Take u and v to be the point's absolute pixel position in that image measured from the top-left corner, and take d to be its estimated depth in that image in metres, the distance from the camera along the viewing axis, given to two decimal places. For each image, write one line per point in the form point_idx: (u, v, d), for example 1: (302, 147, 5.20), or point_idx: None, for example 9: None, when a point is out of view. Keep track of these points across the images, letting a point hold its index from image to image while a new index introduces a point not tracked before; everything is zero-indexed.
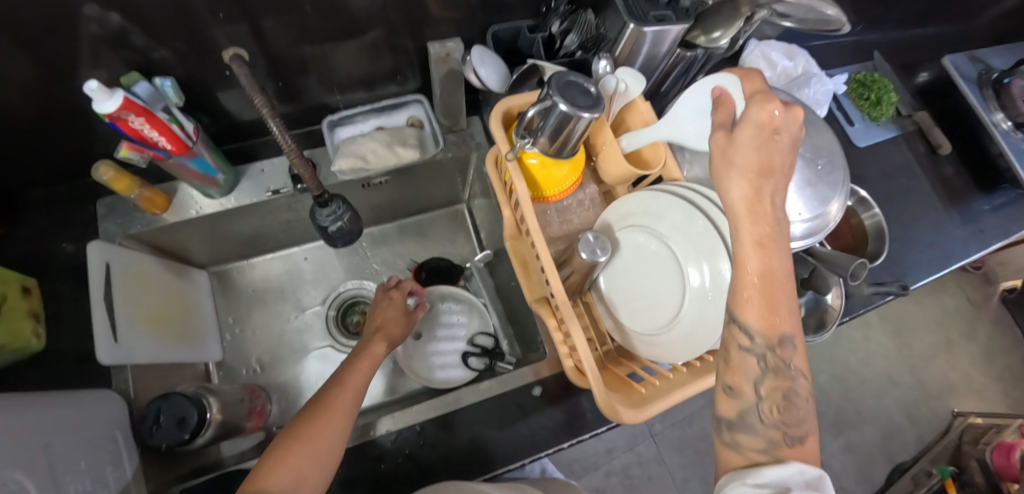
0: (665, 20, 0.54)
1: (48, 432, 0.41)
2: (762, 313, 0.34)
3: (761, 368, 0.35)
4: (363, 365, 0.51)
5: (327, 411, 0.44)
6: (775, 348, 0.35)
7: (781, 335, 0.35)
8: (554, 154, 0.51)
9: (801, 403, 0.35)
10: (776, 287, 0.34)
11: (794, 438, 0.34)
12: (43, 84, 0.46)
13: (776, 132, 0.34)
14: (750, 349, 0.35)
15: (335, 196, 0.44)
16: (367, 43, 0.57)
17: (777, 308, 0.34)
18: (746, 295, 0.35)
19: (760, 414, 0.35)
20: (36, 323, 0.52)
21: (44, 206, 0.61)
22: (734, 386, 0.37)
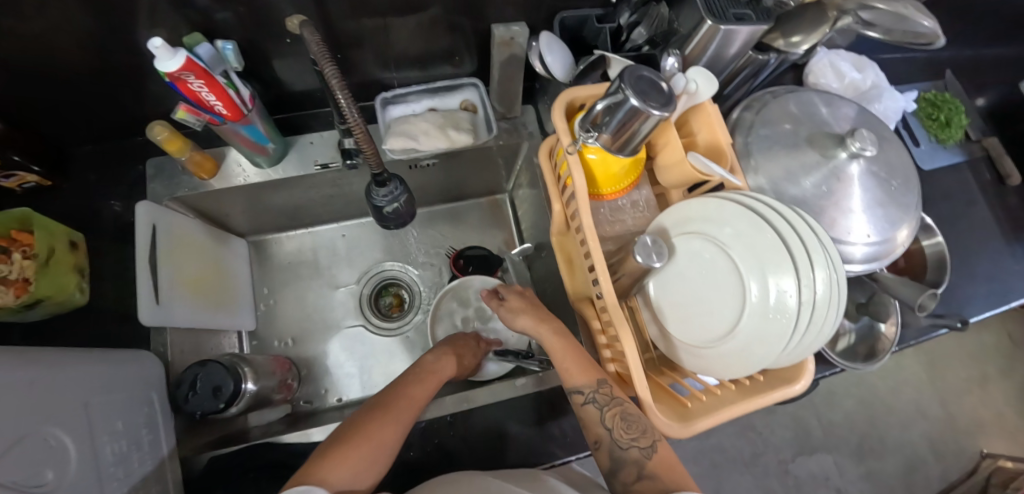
0: (745, 20, 0.51)
1: (89, 391, 0.41)
2: (576, 370, 0.50)
3: (601, 412, 0.47)
4: (426, 382, 0.51)
5: (391, 415, 0.44)
6: (599, 390, 0.48)
7: (597, 377, 0.48)
8: (616, 151, 0.49)
9: (635, 417, 0.47)
10: (574, 352, 0.51)
11: (645, 448, 0.46)
12: (102, 39, 0.46)
13: (525, 292, 0.60)
14: (586, 399, 0.48)
15: (393, 175, 0.42)
16: (426, 20, 0.55)
17: (582, 362, 0.50)
18: (566, 367, 0.50)
19: (617, 441, 0.47)
20: (82, 277, 0.54)
21: (93, 162, 0.61)
22: (598, 438, 0.48)
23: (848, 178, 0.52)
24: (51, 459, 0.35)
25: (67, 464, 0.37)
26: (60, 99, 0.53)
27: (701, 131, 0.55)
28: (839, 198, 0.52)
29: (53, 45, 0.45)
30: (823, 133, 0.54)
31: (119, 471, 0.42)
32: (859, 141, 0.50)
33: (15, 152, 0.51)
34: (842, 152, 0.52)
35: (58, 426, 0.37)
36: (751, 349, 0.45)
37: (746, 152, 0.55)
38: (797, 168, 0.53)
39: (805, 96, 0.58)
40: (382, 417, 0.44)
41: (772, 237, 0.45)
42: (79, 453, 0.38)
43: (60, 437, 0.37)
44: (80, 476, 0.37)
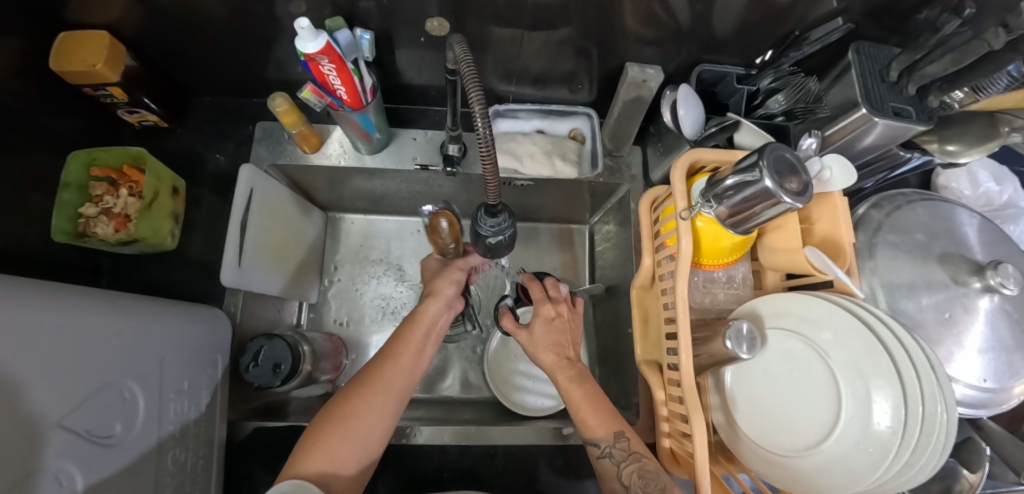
0: (903, 116, 0.47)
1: (165, 345, 0.42)
2: (596, 422, 0.42)
3: (614, 465, 0.41)
4: (413, 338, 0.47)
5: (373, 393, 0.43)
6: (618, 443, 0.41)
7: (617, 430, 0.42)
8: (729, 226, 0.46)
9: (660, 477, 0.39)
10: (597, 403, 0.43)
11: None
12: (248, 4, 0.47)
13: (558, 317, 0.51)
14: (603, 453, 0.41)
15: (506, 208, 0.41)
16: (555, 39, 0.53)
17: (603, 411, 0.43)
18: (581, 418, 0.43)
19: None
20: (175, 223, 0.56)
21: (207, 114, 0.64)
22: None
23: (973, 312, 0.47)
24: (122, 411, 0.36)
25: (136, 418, 0.37)
26: (197, 52, 0.55)
27: (821, 220, 0.51)
28: (958, 329, 0.47)
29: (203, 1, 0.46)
30: (959, 255, 0.49)
31: (176, 431, 0.42)
32: (1000, 275, 0.44)
33: (143, 92, 0.54)
34: (975, 281, 0.46)
35: (134, 378, 0.37)
36: (838, 469, 0.41)
37: (867, 253, 0.51)
38: (919, 284, 0.49)
39: (940, 207, 0.53)
40: (362, 402, 0.42)
41: (887, 361, 0.40)
42: (147, 407, 0.39)
43: (134, 390, 0.37)
44: (144, 429, 0.38)
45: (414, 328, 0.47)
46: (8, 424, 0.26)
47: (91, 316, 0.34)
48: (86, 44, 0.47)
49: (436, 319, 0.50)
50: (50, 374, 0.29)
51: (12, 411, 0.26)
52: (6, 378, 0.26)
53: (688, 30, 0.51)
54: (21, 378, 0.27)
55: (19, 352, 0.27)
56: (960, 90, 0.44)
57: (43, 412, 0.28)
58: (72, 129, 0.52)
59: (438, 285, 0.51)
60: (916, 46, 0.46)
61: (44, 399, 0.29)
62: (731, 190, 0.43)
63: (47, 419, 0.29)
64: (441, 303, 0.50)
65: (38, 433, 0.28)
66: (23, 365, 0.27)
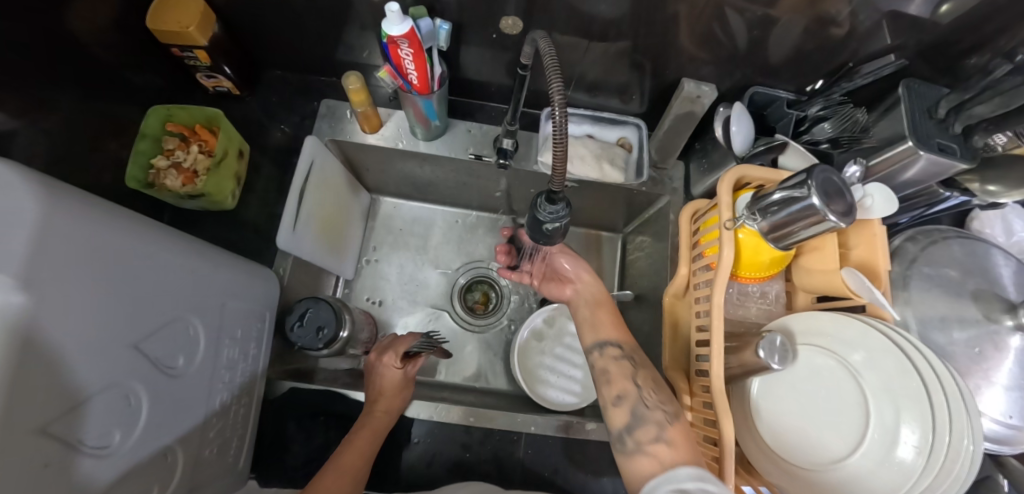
0: (947, 152, 0.49)
1: (225, 293, 0.44)
2: (611, 329, 0.52)
3: (630, 368, 0.48)
4: (360, 441, 0.47)
5: (371, 419, 0.49)
6: (630, 352, 0.50)
7: (628, 343, 0.51)
8: (770, 241, 0.48)
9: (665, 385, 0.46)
10: (615, 319, 0.54)
11: (673, 415, 0.42)
12: None
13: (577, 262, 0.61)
14: (621, 356, 0.49)
15: (565, 197, 0.43)
16: (617, 51, 0.56)
17: (618, 325, 0.53)
18: (605, 325, 0.53)
19: (643, 404, 0.44)
20: (237, 185, 0.58)
21: (274, 87, 0.67)
22: (622, 394, 0.46)
23: (1004, 349, 0.48)
24: (185, 346, 0.38)
25: (195, 354, 0.39)
26: (277, 28, 0.58)
27: (859, 246, 0.52)
28: (989, 366, 0.48)
29: None
30: (993, 293, 0.50)
31: (226, 375, 0.44)
32: None
33: (223, 60, 0.57)
34: (1008, 319, 0.48)
35: (199, 317, 0.39)
36: (854, 486, 0.43)
37: (902, 283, 0.52)
38: (951, 317, 0.50)
39: (978, 247, 0.55)
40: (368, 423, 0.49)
41: (917, 386, 0.42)
42: (205, 347, 0.41)
43: (197, 328, 0.39)
44: (198, 368, 0.40)
45: (362, 433, 0.47)
46: (97, 338, 0.28)
47: (174, 251, 0.36)
48: (180, 8, 0.50)
49: (385, 421, 0.50)
50: (136, 298, 0.31)
51: (100, 327, 0.28)
52: (108, 293, 0.28)
53: (743, 53, 0.54)
54: (112, 298, 0.29)
55: (113, 272, 0.29)
56: (1004, 133, 0.46)
57: (123, 334, 0.30)
58: (152, 86, 0.55)
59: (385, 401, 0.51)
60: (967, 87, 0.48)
61: (126, 322, 0.30)
62: (775, 205, 0.45)
63: (127, 339, 0.31)
64: (385, 410, 0.50)
65: (117, 352, 0.30)
66: (115, 286, 0.29)
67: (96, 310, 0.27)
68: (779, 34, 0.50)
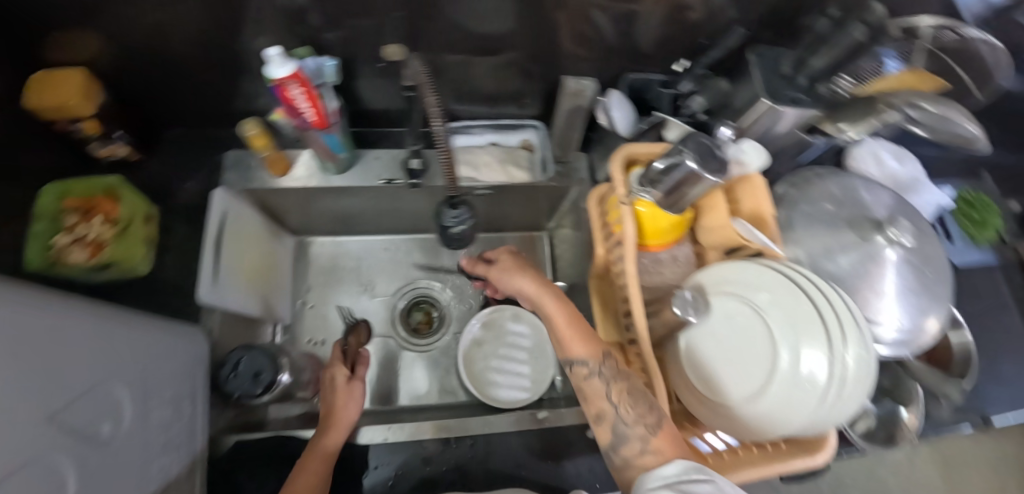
0: (800, 103, 0.56)
1: (147, 354, 0.43)
2: (580, 343, 0.48)
3: (603, 384, 0.45)
4: (313, 466, 0.46)
5: (328, 430, 0.49)
6: (603, 362, 0.46)
7: (602, 350, 0.47)
8: (666, 208, 0.53)
9: (643, 392, 0.44)
10: (576, 322, 0.49)
11: (653, 425, 0.42)
12: (217, 35, 0.51)
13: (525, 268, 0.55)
14: (592, 372, 0.46)
15: (465, 200, 0.46)
16: (502, 62, 0.60)
17: (586, 336, 0.48)
18: (567, 335, 0.49)
19: (625, 421, 0.43)
20: (149, 249, 0.58)
21: (175, 147, 0.67)
22: (601, 413, 0.45)
23: (882, 263, 0.53)
24: (111, 411, 0.37)
25: (122, 420, 0.38)
26: (172, 88, 0.59)
27: (746, 199, 0.58)
28: (872, 281, 0.53)
29: (176, 38, 0.50)
30: (862, 217, 0.56)
31: (159, 437, 0.43)
32: (897, 229, 0.52)
33: (116, 126, 0.57)
34: (878, 237, 0.53)
35: (121, 381, 0.38)
36: (779, 414, 0.46)
37: (788, 225, 0.59)
38: (834, 246, 0.55)
39: (849, 180, 0.61)
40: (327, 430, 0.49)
41: (808, 307, 0.47)
42: (131, 412, 0.39)
43: (120, 391, 0.38)
44: (128, 434, 0.39)
45: (314, 454, 0.47)
46: (17, 409, 0.27)
47: (83, 317, 0.36)
48: (58, 82, 0.50)
49: (339, 438, 0.49)
50: (50, 367, 0.31)
51: (18, 399, 0.27)
52: (19, 364, 0.28)
53: (615, 46, 0.59)
54: (25, 368, 0.28)
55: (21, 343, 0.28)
56: (841, 75, 0.54)
57: (43, 404, 0.30)
58: (41, 163, 0.54)
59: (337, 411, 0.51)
60: (801, 45, 0.55)
61: (43, 393, 0.30)
62: (661, 174, 0.50)
63: (46, 410, 0.30)
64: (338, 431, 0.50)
65: (41, 422, 0.29)
66: (26, 357, 0.28)
67: (13, 380, 0.27)
68: (641, 25, 0.56)
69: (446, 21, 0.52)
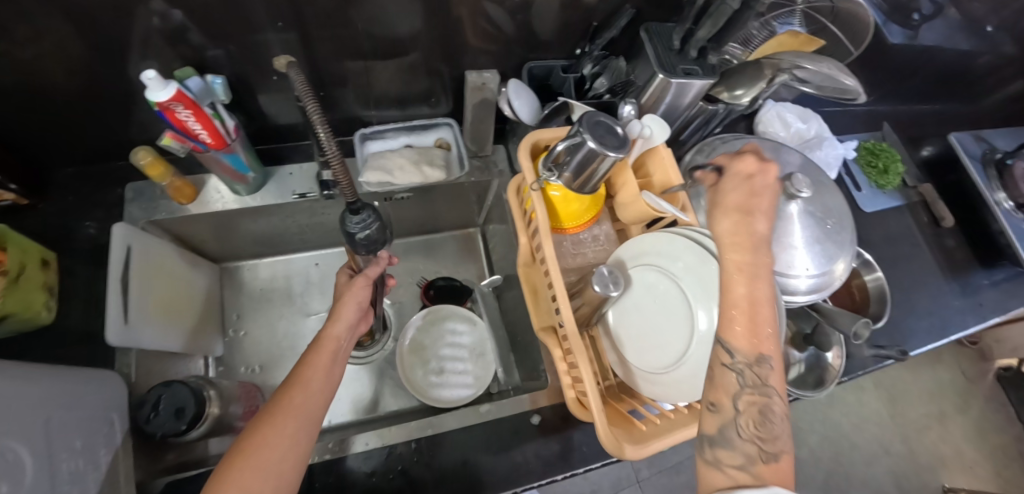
0: (692, 75, 0.58)
1: (47, 406, 0.41)
2: (746, 331, 0.33)
3: (740, 384, 0.33)
4: (317, 360, 0.48)
5: (314, 357, 0.48)
6: (757, 370, 0.32)
7: (762, 355, 0.32)
8: (576, 189, 0.54)
9: (778, 419, 0.32)
10: (756, 311, 0.33)
11: (771, 455, 0.31)
12: (91, 63, 0.48)
13: (755, 180, 0.36)
14: (732, 366, 0.33)
15: (366, 205, 0.46)
16: (403, 63, 0.60)
17: (760, 326, 0.33)
18: (732, 317, 0.33)
19: (738, 428, 0.32)
20: (50, 295, 0.55)
21: (72, 187, 0.63)
22: (715, 402, 0.34)
23: (787, 217, 0.57)
24: (9, 471, 0.35)
25: (23, 479, 0.36)
26: (56, 123, 0.56)
27: (656, 172, 0.60)
28: (779, 235, 0.56)
29: (44, 71, 0.48)
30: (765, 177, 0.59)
31: (72, 490, 0.41)
32: (795, 184, 0.55)
33: None
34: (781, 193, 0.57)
35: (17, 439, 0.36)
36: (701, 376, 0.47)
37: (696, 193, 0.61)
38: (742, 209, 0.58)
39: (750, 142, 0.65)
40: (267, 430, 0.41)
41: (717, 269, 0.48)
42: (33, 469, 0.37)
43: (18, 450, 0.36)
44: (31, 491, 0.36)
45: (318, 351, 0.49)
46: None
47: None
48: None
49: (342, 342, 0.52)
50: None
51: None
52: None
53: (515, 37, 0.60)
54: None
55: None
56: (728, 42, 0.56)
57: None
58: None
59: (341, 306, 0.53)
60: (685, 19, 0.58)
61: None
62: (566, 156, 0.51)
63: None
64: (346, 325, 0.52)
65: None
66: None
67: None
68: (537, 14, 0.57)
69: (336, 27, 0.51)
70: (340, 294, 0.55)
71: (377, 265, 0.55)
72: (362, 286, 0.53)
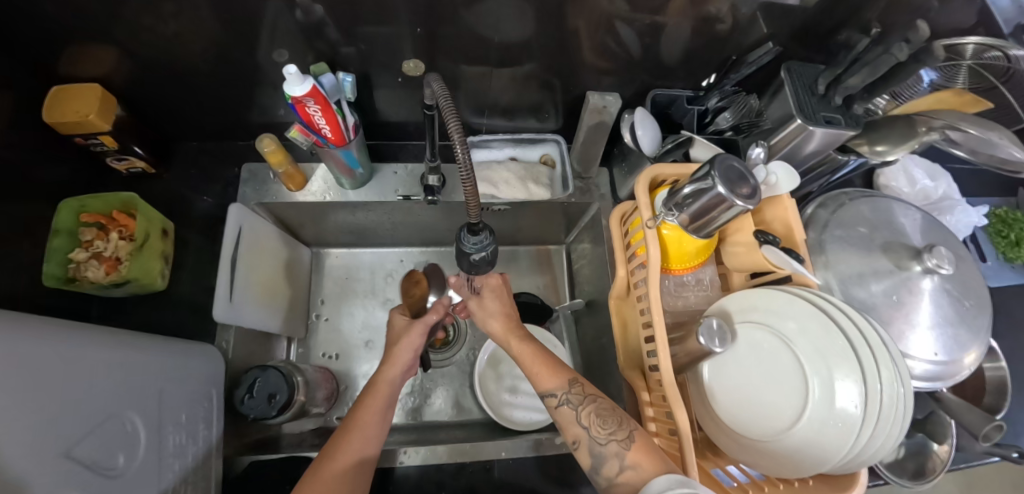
0: (835, 123, 0.53)
1: (163, 379, 0.42)
2: (548, 375, 0.48)
3: (575, 410, 0.45)
4: (372, 404, 0.46)
5: (369, 399, 0.47)
6: (572, 392, 0.46)
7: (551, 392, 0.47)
8: (691, 231, 0.50)
9: (614, 411, 0.44)
10: (546, 359, 0.49)
11: (626, 440, 0.42)
12: (233, 48, 0.50)
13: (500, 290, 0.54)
14: (561, 401, 0.46)
15: (486, 226, 0.44)
16: (521, 75, 0.58)
17: (554, 367, 0.48)
18: (541, 372, 0.48)
19: (597, 440, 0.43)
20: (165, 263, 0.58)
21: (193, 159, 0.67)
22: (576, 439, 0.45)
23: (918, 292, 0.52)
24: (125, 442, 0.36)
25: (137, 450, 0.37)
26: (186, 100, 0.58)
27: (775, 221, 0.55)
28: (908, 311, 0.51)
29: (190, 52, 0.50)
30: (899, 244, 0.54)
31: (175, 462, 0.43)
32: (936, 257, 0.50)
33: (132, 140, 0.56)
34: (916, 265, 0.51)
35: (135, 411, 0.38)
36: (809, 451, 0.43)
37: (818, 248, 0.56)
38: (867, 273, 0.53)
39: (882, 202, 0.59)
40: (326, 479, 0.40)
41: (839, 340, 0.44)
42: (148, 441, 0.39)
43: (135, 421, 0.38)
44: (145, 462, 0.38)
45: (372, 396, 0.47)
46: (27, 449, 0.27)
47: (93, 349, 0.35)
48: (78, 97, 0.50)
49: (395, 385, 0.49)
50: (62, 402, 0.30)
51: (27, 440, 0.27)
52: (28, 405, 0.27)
53: (641, 61, 0.57)
54: (32, 409, 0.27)
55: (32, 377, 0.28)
56: (882, 94, 0.50)
57: (53, 442, 0.29)
58: (61, 177, 0.54)
59: (396, 350, 0.50)
60: (837, 63, 0.53)
61: (52, 430, 0.29)
62: (688, 198, 0.47)
63: (57, 449, 0.29)
64: (401, 369, 0.49)
65: (48, 463, 0.28)
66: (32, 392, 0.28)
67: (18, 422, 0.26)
68: (668, 39, 0.54)
69: (468, 36, 0.50)
70: (396, 336, 0.52)
71: (438, 313, 0.53)
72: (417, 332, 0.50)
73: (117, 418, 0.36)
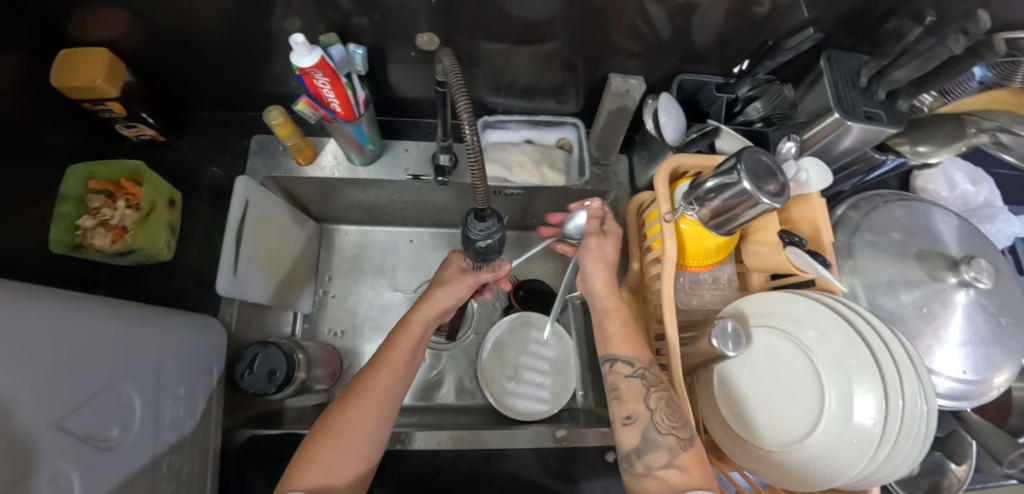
0: (875, 120, 0.49)
1: (162, 353, 0.42)
2: (625, 343, 0.47)
3: (644, 385, 0.44)
4: (402, 342, 0.46)
5: (398, 338, 0.47)
6: (648, 367, 0.45)
7: (642, 360, 0.46)
8: (711, 228, 0.47)
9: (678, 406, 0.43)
10: (626, 319, 0.49)
11: (686, 441, 0.40)
12: (240, 15, 0.48)
13: (601, 237, 0.52)
14: (632, 373, 0.45)
15: (494, 211, 0.42)
16: (541, 54, 0.55)
17: (630, 334, 0.48)
18: (616, 336, 0.48)
19: (657, 426, 0.42)
20: (171, 235, 0.57)
21: (204, 128, 0.66)
22: (632, 415, 0.43)
23: (951, 306, 0.48)
24: (119, 414, 0.36)
25: (132, 422, 0.38)
26: (195, 68, 0.57)
27: (802, 221, 0.52)
28: (939, 325, 0.48)
29: (197, 18, 0.48)
30: (935, 252, 0.51)
31: (172, 435, 0.43)
32: (974, 270, 0.46)
33: (142, 107, 0.56)
34: (952, 277, 0.48)
35: (132, 383, 0.38)
36: (823, 463, 0.41)
37: (847, 251, 0.53)
38: (898, 282, 0.50)
39: (919, 207, 0.56)
40: (353, 414, 0.41)
41: (862, 353, 0.42)
42: (144, 413, 0.39)
43: (131, 394, 0.38)
44: (139, 435, 0.38)
45: (403, 333, 0.47)
46: (13, 422, 0.26)
47: (89, 321, 0.35)
48: (86, 62, 0.48)
49: (427, 327, 0.49)
50: (54, 375, 0.30)
51: (17, 411, 0.27)
52: (18, 378, 0.27)
53: (670, 43, 0.54)
54: (21, 380, 0.27)
55: (24, 348, 0.28)
56: (929, 92, 0.46)
57: (46, 412, 0.29)
58: (69, 144, 0.54)
59: (436, 293, 0.50)
60: (883, 53, 0.49)
61: (45, 401, 0.29)
62: (710, 192, 0.44)
63: (49, 419, 0.29)
64: (438, 310, 0.50)
65: (37, 435, 0.28)
66: (25, 364, 0.28)
67: (4, 393, 0.26)
68: (700, 21, 0.50)
69: (486, 11, 0.47)
70: (444, 280, 0.52)
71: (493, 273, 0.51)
72: (461, 286, 0.50)
73: (112, 389, 0.36)
